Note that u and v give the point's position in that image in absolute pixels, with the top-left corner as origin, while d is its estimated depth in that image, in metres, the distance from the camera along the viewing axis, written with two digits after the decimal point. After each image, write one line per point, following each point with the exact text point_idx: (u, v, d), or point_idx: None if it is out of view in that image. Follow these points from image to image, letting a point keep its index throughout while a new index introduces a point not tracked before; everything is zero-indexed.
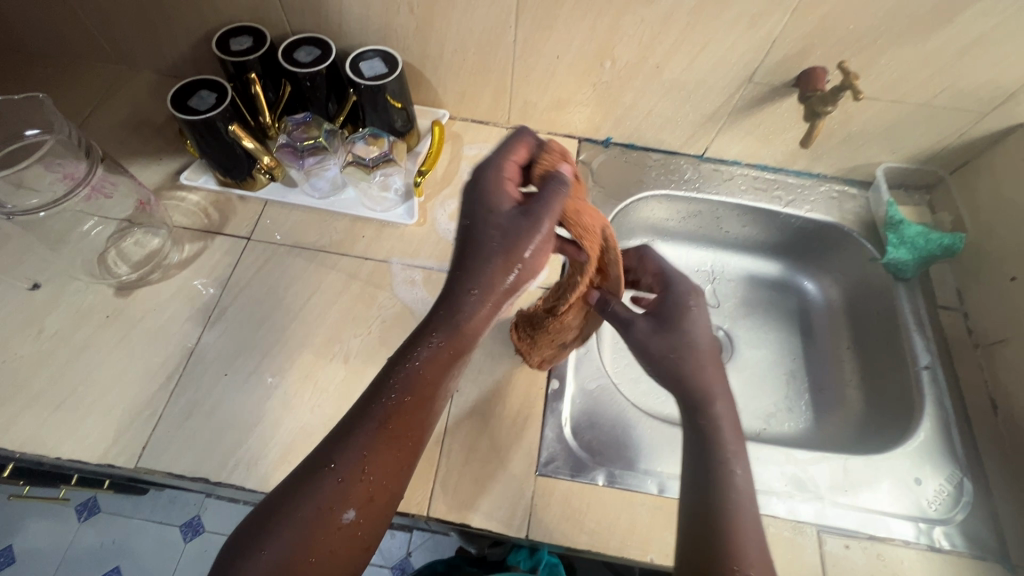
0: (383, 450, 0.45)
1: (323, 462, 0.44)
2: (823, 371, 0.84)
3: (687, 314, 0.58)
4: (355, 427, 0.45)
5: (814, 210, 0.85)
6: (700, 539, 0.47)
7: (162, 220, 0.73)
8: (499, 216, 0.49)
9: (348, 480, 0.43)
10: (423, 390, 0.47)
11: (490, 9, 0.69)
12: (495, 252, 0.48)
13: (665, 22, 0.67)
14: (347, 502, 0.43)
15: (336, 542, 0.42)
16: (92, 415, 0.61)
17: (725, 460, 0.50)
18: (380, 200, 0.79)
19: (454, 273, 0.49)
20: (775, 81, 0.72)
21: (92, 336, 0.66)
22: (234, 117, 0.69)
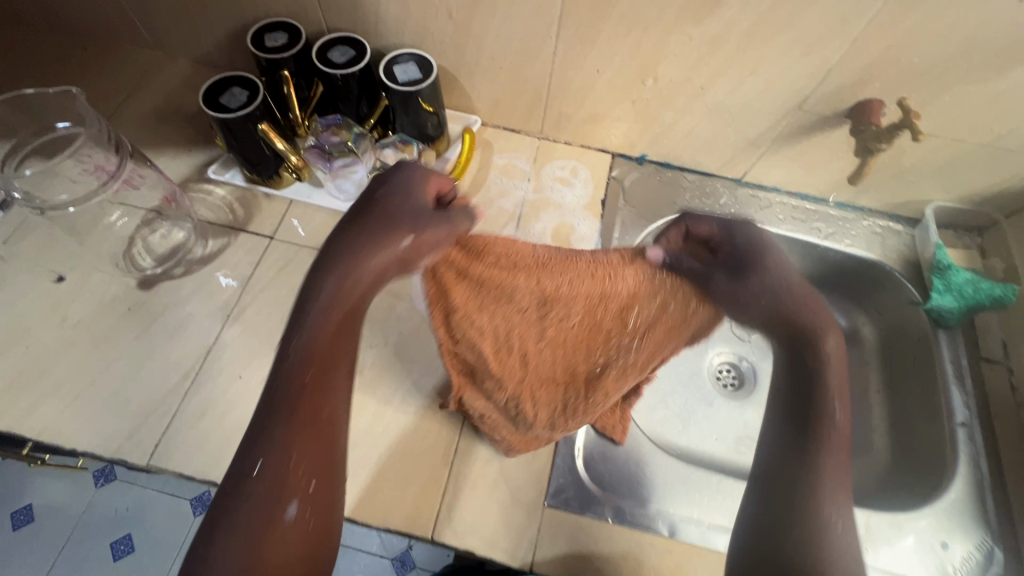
0: (307, 443, 0.46)
1: (248, 466, 0.44)
2: (860, 409, 0.72)
3: (767, 268, 0.55)
4: (269, 422, 0.45)
5: (854, 246, 0.81)
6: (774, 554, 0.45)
7: (187, 214, 0.73)
8: (412, 203, 0.51)
9: (287, 476, 0.44)
10: (321, 360, 0.47)
11: (531, 18, 0.66)
12: (395, 223, 0.50)
13: (715, 43, 0.63)
14: (287, 497, 0.44)
15: (292, 528, 0.43)
16: (109, 407, 0.62)
17: (811, 453, 0.48)
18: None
19: (345, 233, 0.50)
20: (826, 110, 0.68)
21: (112, 328, 0.67)
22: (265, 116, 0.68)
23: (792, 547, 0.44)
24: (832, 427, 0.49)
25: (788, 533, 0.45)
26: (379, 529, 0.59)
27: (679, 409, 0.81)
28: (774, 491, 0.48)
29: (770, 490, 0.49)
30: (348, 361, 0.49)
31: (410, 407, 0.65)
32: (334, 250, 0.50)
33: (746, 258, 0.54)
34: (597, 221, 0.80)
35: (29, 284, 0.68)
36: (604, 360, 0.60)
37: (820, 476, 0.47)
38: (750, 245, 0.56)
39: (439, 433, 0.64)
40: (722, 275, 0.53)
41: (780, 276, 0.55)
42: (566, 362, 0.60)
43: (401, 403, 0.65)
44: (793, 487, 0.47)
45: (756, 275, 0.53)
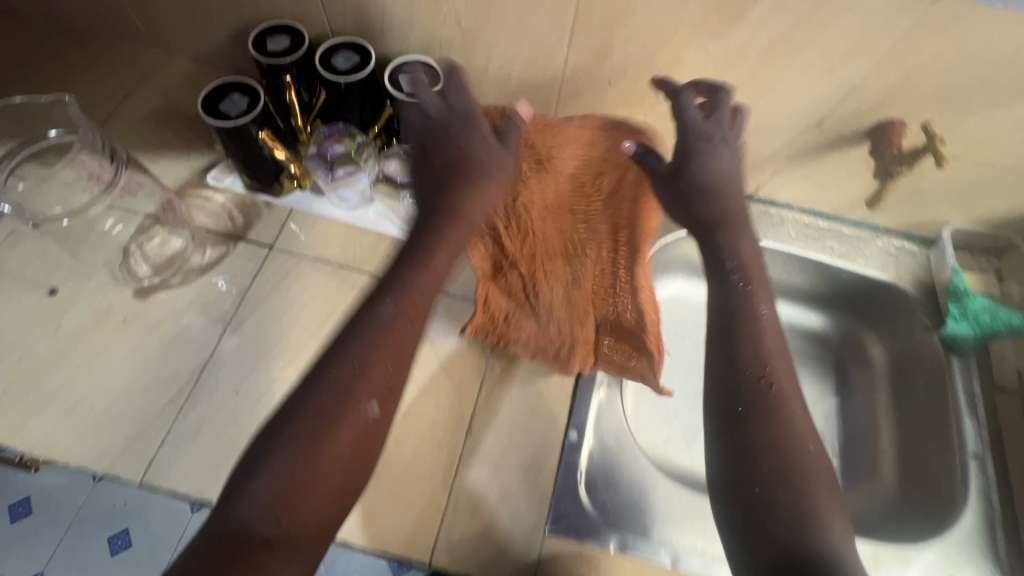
0: (389, 353, 0.45)
1: (334, 362, 0.44)
2: (850, 407, 0.82)
3: (700, 154, 0.56)
4: (361, 325, 0.46)
5: (868, 267, 0.80)
6: (768, 471, 0.43)
7: (185, 221, 0.72)
8: (489, 143, 0.59)
9: (375, 378, 0.44)
10: (430, 291, 0.50)
11: (542, 28, 0.64)
12: (487, 178, 0.58)
13: (732, 59, 0.61)
14: (364, 399, 0.43)
15: (367, 431, 0.43)
16: (102, 422, 0.61)
17: (758, 333, 0.49)
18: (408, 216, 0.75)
19: (446, 189, 0.56)
20: (845, 130, 0.66)
21: (107, 340, 0.65)
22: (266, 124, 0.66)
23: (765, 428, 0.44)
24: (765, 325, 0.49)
25: (770, 445, 0.44)
26: (375, 554, 0.58)
27: (684, 429, 0.79)
28: (761, 404, 0.45)
29: (747, 411, 0.45)
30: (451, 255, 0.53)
31: (410, 426, 0.64)
32: (434, 201, 0.56)
33: (694, 135, 0.56)
34: None
35: (22, 293, 0.67)
36: (621, 270, 0.70)
37: (789, 410, 0.45)
38: (710, 125, 0.57)
39: (439, 453, 0.63)
40: (658, 164, 0.58)
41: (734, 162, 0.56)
42: (593, 272, 0.71)
43: (400, 422, 0.64)
44: (771, 404, 0.45)
45: (712, 139, 0.56)
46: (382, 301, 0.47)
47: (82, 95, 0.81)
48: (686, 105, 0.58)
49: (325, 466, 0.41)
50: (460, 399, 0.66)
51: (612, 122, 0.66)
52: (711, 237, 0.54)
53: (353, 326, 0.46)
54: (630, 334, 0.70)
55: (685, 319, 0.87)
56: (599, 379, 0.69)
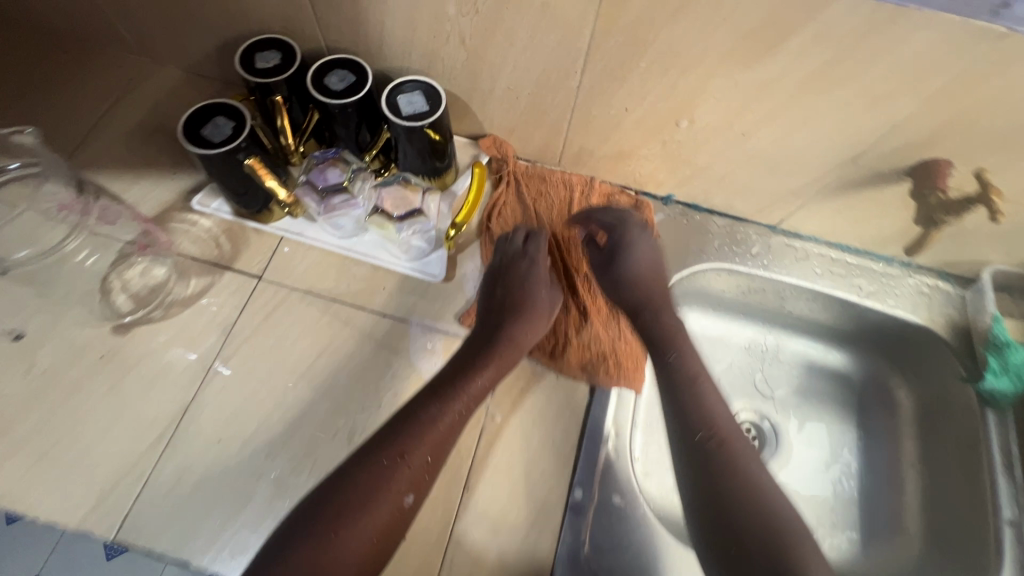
0: (430, 447, 0.55)
1: (389, 453, 0.54)
2: (875, 450, 0.78)
3: (627, 244, 0.70)
4: (410, 421, 0.56)
5: (898, 308, 0.74)
6: (742, 529, 0.53)
7: (168, 250, 0.68)
8: (542, 287, 0.68)
9: (415, 472, 0.54)
10: (475, 396, 0.60)
11: (554, 51, 0.58)
12: (540, 314, 0.66)
13: (764, 90, 0.55)
14: (404, 489, 0.53)
15: (399, 517, 0.52)
16: (74, 473, 0.57)
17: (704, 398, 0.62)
18: (408, 248, 0.70)
19: (502, 327, 0.64)
20: (883, 167, 0.60)
21: (82, 379, 0.61)
22: (252, 150, 0.61)
23: (724, 471, 0.57)
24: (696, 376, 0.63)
25: (733, 502, 0.55)
26: None
27: None
28: (710, 464, 0.58)
29: (706, 471, 0.57)
30: (479, 375, 0.61)
31: None
32: (494, 334, 0.64)
33: (619, 233, 0.71)
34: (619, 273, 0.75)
35: None
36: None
37: (739, 472, 0.57)
38: (626, 219, 0.72)
39: (434, 508, 0.59)
40: (593, 257, 0.73)
41: (652, 252, 0.71)
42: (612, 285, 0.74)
43: None
44: (727, 467, 0.57)
45: (631, 248, 0.70)
46: (445, 410, 0.57)
47: (61, 106, 0.76)
48: (618, 215, 0.72)
49: (362, 542, 0.50)
50: (458, 450, 0.62)
51: (595, 178, 0.77)
52: (638, 320, 0.67)
53: (401, 423, 0.56)
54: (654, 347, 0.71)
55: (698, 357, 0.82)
56: (606, 432, 0.63)
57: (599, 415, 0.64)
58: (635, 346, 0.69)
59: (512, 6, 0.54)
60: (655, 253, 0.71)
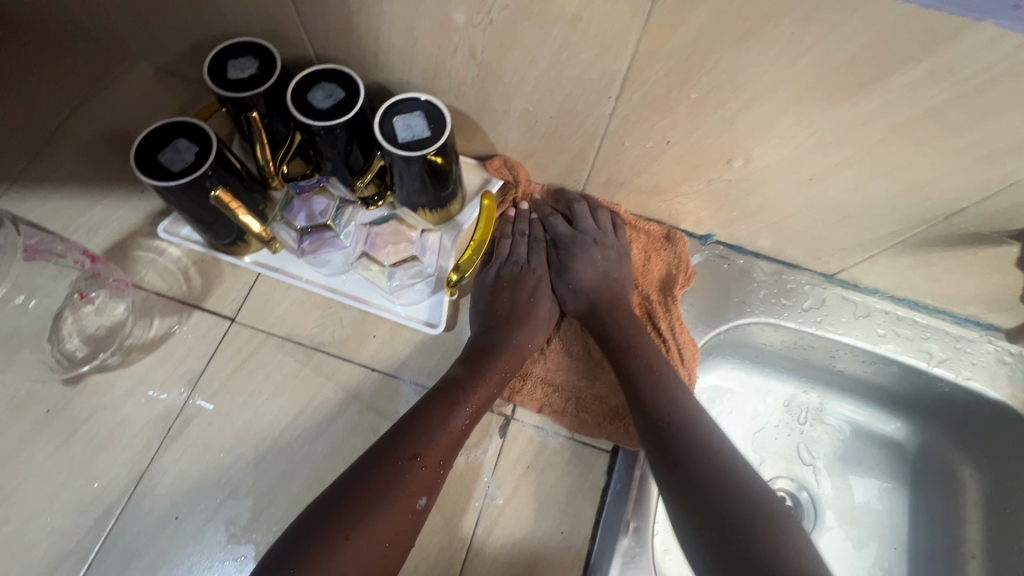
0: (446, 441, 0.49)
1: (407, 452, 0.47)
2: (933, 534, 0.68)
3: (581, 253, 0.63)
4: (427, 413, 0.50)
5: (973, 379, 0.63)
6: (723, 516, 0.45)
7: (127, 284, 0.59)
8: (545, 301, 0.63)
9: (428, 473, 0.48)
10: (480, 407, 0.53)
11: (586, 72, 0.47)
12: (541, 322, 0.62)
13: (847, 132, 0.44)
14: (419, 491, 0.47)
15: (414, 522, 0.46)
16: (12, 551, 0.50)
17: (667, 385, 0.53)
18: (403, 293, 0.61)
19: (497, 332, 0.58)
20: (983, 226, 0.49)
21: (26, 436, 0.54)
22: (220, 178, 0.52)
23: (690, 453, 0.48)
24: (654, 362, 0.56)
25: (718, 490, 0.46)
26: None
27: None
28: (678, 448, 0.49)
29: (675, 459, 0.48)
30: (485, 378, 0.54)
31: None
32: (486, 338, 0.58)
33: (569, 245, 0.64)
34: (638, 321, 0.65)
35: None
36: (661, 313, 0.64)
37: (705, 451, 0.48)
38: (580, 231, 0.64)
39: None
40: (550, 260, 0.66)
41: (606, 260, 0.63)
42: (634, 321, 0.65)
43: None
44: (694, 451, 0.48)
45: (574, 266, 0.63)
46: (455, 414, 0.51)
47: (20, 110, 0.67)
48: (576, 222, 0.64)
49: (375, 550, 0.44)
50: (451, 538, 0.54)
51: (619, 205, 0.66)
52: (592, 326, 0.61)
53: (406, 423, 0.50)
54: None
55: (731, 416, 0.72)
56: (626, 523, 0.54)
57: (617, 503, 0.55)
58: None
59: (535, 18, 0.44)
60: (616, 261, 0.63)
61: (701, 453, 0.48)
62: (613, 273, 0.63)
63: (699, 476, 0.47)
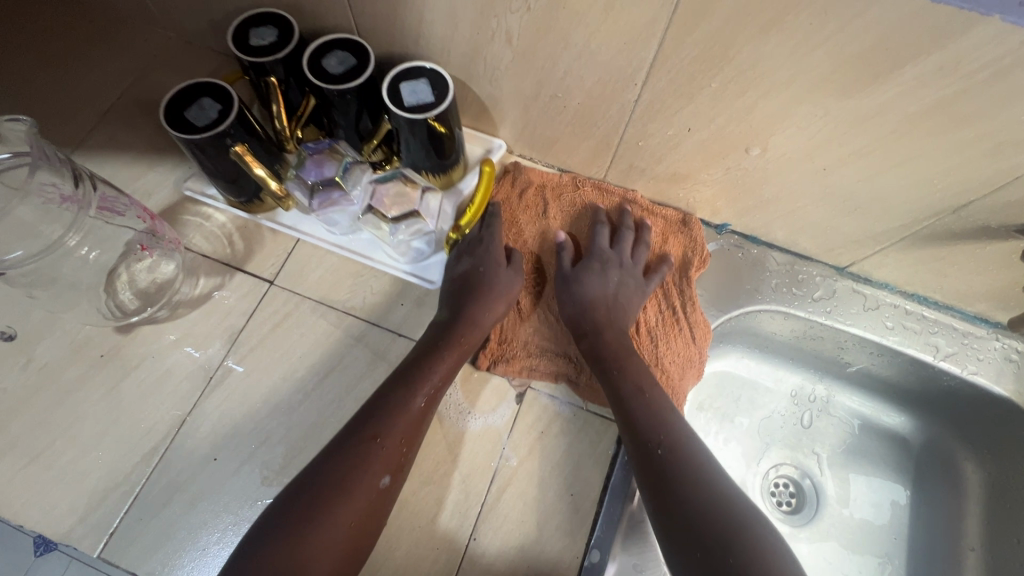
0: (404, 422, 0.51)
1: (369, 433, 0.50)
2: (931, 528, 0.69)
3: (596, 271, 0.64)
4: (389, 395, 0.52)
5: (977, 375, 0.65)
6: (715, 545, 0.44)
7: (176, 247, 0.62)
8: (501, 266, 0.63)
9: (390, 453, 0.50)
10: (441, 384, 0.55)
11: (614, 59, 0.50)
12: (497, 295, 0.61)
13: (859, 123, 0.47)
14: (380, 470, 0.49)
15: (378, 500, 0.49)
16: (64, 481, 0.54)
17: (657, 407, 0.54)
18: (406, 249, 0.65)
19: (463, 306, 0.60)
20: (990, 220, 0.51)
21: (82, 378, 0.58)
22: (241, 137, 0.56)
23: (679, 477, 0.49)
24: (643, 385, 0.56)
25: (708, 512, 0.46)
26: None
27: None
28: (667, 472, 0.49)
29: (665, 483, 0.49)
30: (442, 358, 0.56)
31: (406, 520, 0.56)
32: (450, 314, 0.60)
33: (593, 257, 0.65)
34: (649, 305, 0.67)
35: None
36: (675, 292, 0.68)
37: (695, 473, 0.49)
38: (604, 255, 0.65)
39: (436, 554, 0.55)
40: (560, 265, 0.66)
41: (619, 283, 0.64)
42: (652, 304, 0.67)
43: (395, 519, 0.56)
44: (681, 477, 0.49)
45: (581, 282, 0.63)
46: (415, 395, 0.53)
47: (81, 82, 0.72)
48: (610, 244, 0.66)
49: (344, 531, 0.46)
50: (467, 493, 0.57)
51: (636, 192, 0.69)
52: (583, 344, 0.60)
53: (372, 404, 0.52)
54: (698, 364, 0.65)
55: (739, 399, 0.74)
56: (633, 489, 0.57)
57: (625, 469, 0.58)
58: (669, 360, 0.64)
59: (570, 6, 0.47)
60: (626, 283, 0.64)
61: (691, 479, 0.48)
62: (621, 296, 0.64)
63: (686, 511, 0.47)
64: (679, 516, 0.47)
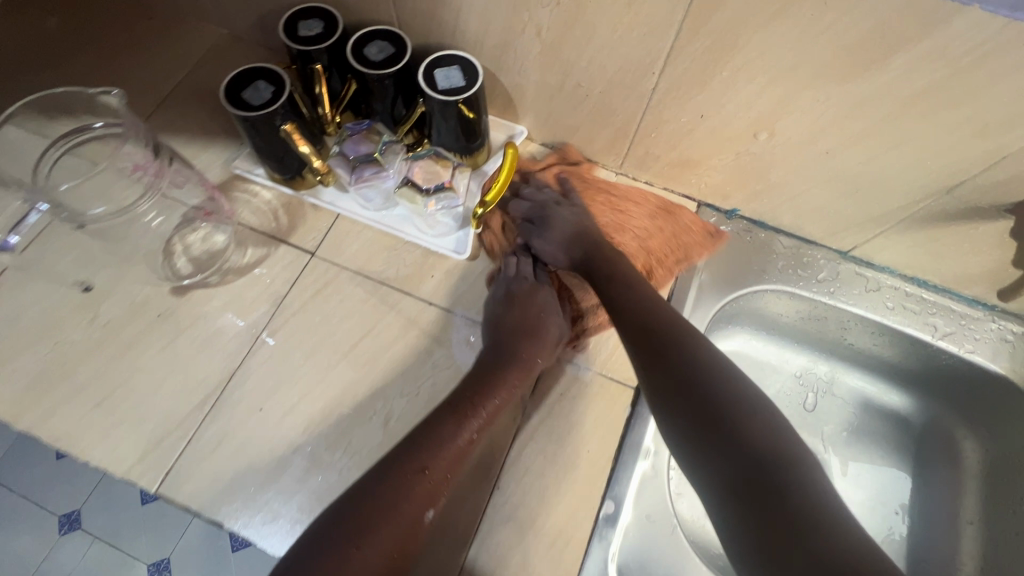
0: (445, 457, 0.52)
1: (417, 465, 0.50)
2: (932, 503, 0.73)
3: (552, 216, 0.67)
4: (435, 421, 0.54)
5: (975, 353, 0.68)
6: (722, 425, 0.45)
7: (230, 217, 0.69)
8: (553, 316, 0.64)
9: (435, 485, 0.51)
10: (486, 419, 0.56)
11: (634, 49, 0.56)
12: (550, 339, 0.63)
13: (858, 107, 0.51)
14: (425, 504, 0.50)
15: (416, 534, 0.49)
16: (125, 426, 0.60)
17: (651, 312, 0.56)
18: (434, 223, 0.71)
19: (514, 347, 0.60)
20: (981, 201, 0.56)
21: (141, 335, 0.64)
22: (290, 116, 0.62)
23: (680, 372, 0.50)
24: (642, 301, 0.57)
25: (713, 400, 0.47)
26: None
27: None
28: (671, 374, 0.50)
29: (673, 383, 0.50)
30: (489, 392, 0.57)
31: None
32: (497, 356, 0.60)
33: (540, 215, 0.68)
34: (601, 208, 0.72)
35: (62, 289, 0.65)
36: (598, 187, 0.73)
37: (700, 367, 0.50)
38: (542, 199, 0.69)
39: None
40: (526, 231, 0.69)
41: (574, 213, 0.68)
42: (603, 202, 0.73)
43: None
44: (688, 372, 0.50)
45: (554, 226, 0.66)
46: (461, 427, 0.54)
47: (143, 73, 0.79)
48: (533, 197, 0.70)
49: (382, 560, 0.46)
50: None
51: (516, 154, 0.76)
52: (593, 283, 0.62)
53: (416, 434, 0.53)
54: (671, 219, 0.72)
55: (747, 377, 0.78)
56: (645, 448, 0.62)
57: (639, 429, 0.62)
58: (662, 243, 0.72)
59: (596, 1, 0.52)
60: (578, 212, 0.68)
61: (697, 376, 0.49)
62: (585, 220, 0.67)
63: (689, 388, 0.48)
64: (683, 405, 0.48)
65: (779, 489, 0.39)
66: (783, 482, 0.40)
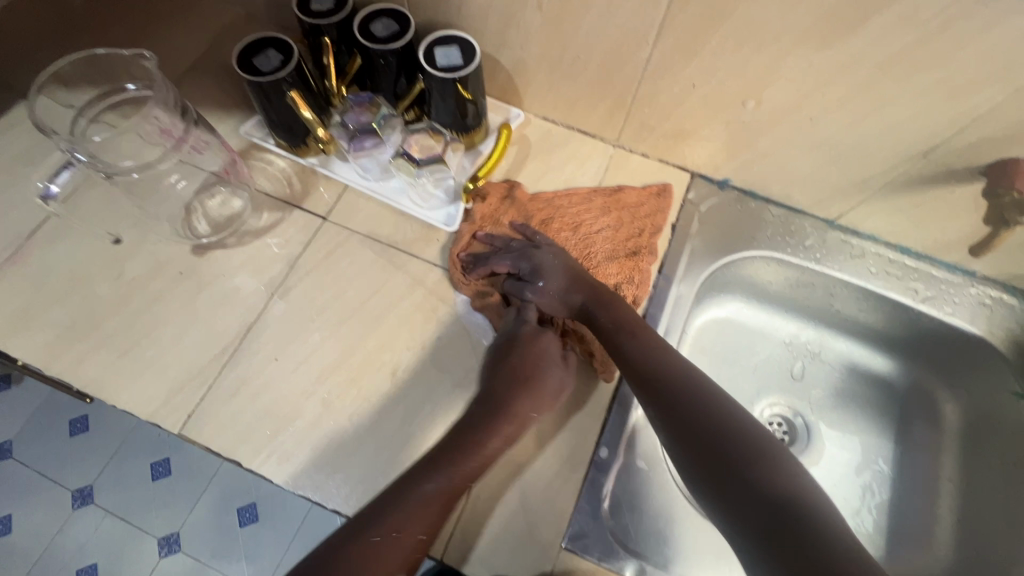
0: (417, 525, 0.51)
1: (385, 531, 0.50)
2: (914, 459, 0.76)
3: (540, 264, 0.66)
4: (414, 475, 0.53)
5: (955, 316, 0.72)
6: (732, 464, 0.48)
7: (245, 183, 0.73)
8: (553, 365, 0.63)
9: (410, 547, 0.50)
10: (464, 479, 0.54)
11: (629, 21, 0.59)
12: (549, 390, 0.62)
13: (837, 73, 0.55)
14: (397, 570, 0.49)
15: None
16: (149, 373, 0.64)
17: (647, 347, 0.58)
18: (427, 198, 0.74)
19: (511, 403, 0.60)
20: (956, 163, 0.59)
21: (164, 290, 0.68)
22: (296, 85, 0.65)
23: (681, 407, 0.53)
24: (638, 333, 0.59)
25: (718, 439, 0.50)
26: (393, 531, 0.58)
27: None
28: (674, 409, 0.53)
29: (676, 418, 0.52)
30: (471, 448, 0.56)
31: None
32: (486, 409, 0.60)
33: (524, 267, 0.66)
34: (563, 231, 0.74)
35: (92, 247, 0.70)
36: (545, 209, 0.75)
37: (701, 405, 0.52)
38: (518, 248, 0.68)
39: None
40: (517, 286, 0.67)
41: (556, 256, 0.67)
42: (564, 225, 0.74)
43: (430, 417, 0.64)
44: (692, 407, 0.52)
45: (546, 273, 0.65)
46: (437, 481, 0.53)
47: (162, 50, 0.83)
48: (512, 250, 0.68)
49: None
50: None
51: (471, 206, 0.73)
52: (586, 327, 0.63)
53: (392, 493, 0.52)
54: (620, 207, 0.75)
55: (737, 341, 0.82)
56: None
57: None
58: (627, 229, 0.74)
59: None
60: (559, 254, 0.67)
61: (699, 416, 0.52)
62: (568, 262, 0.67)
63: (691, 428, 0.51)
64: (691, 446, 0.50)
65: (790, 523, 0.43)
66: (796, 516, 0.43)
